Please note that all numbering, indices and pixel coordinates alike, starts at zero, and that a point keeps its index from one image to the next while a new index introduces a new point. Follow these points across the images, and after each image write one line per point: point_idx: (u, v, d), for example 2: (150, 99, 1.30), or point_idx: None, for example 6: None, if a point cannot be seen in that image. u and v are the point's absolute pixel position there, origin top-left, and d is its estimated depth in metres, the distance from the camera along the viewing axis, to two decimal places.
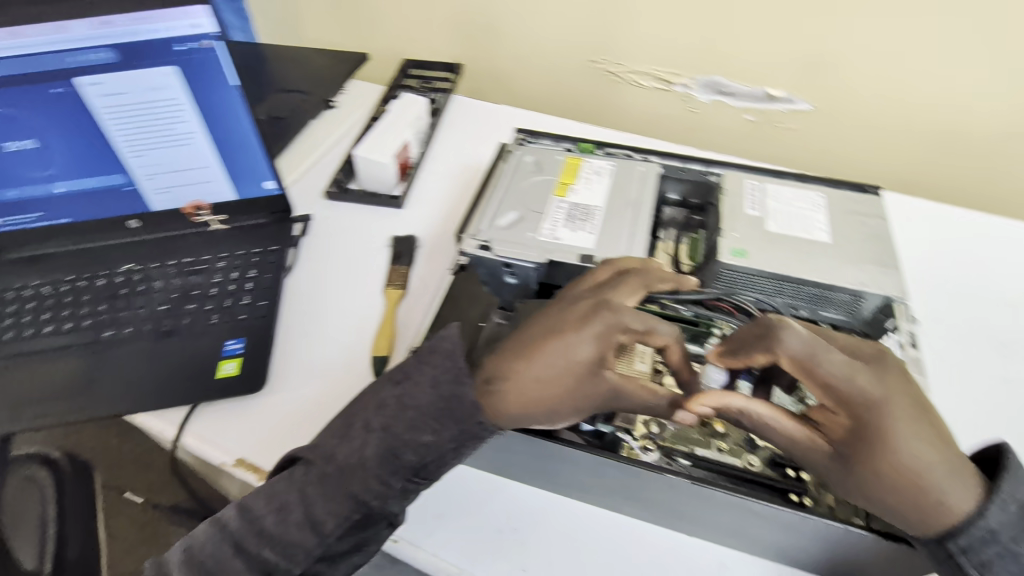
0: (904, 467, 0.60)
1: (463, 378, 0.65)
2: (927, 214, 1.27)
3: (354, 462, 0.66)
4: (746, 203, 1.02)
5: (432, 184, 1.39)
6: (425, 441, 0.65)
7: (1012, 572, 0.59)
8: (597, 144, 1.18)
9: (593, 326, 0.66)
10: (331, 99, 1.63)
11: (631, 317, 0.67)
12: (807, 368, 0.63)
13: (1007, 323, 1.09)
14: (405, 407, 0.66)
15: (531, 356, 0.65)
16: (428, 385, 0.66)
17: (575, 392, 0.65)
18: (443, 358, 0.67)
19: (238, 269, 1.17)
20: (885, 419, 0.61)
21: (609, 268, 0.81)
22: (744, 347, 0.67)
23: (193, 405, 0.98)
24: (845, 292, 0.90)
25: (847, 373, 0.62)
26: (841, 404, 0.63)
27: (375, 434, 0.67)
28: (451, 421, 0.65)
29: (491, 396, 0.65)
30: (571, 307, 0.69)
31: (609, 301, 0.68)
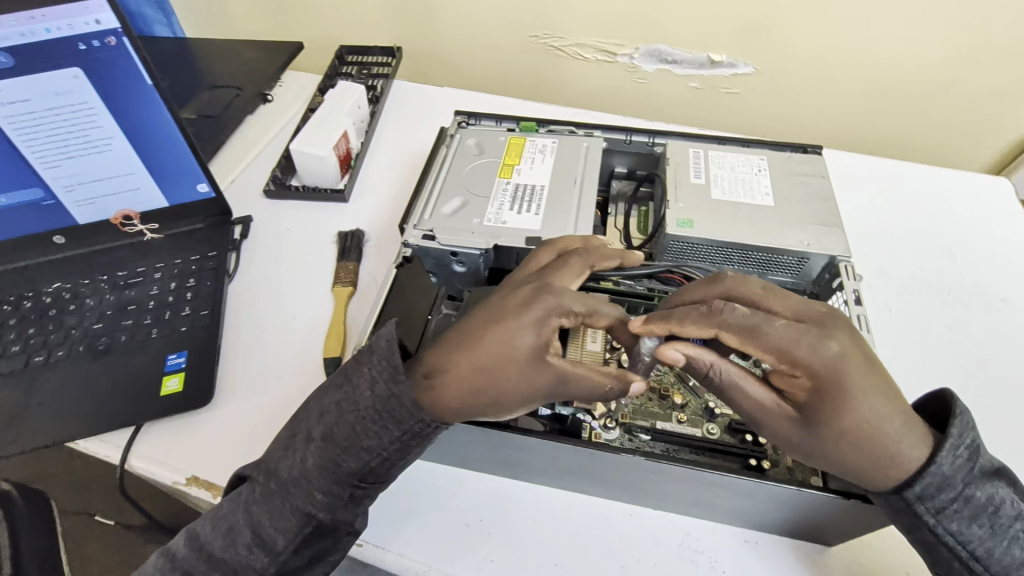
0: (860, 423, 0.59)
1: (400, 375, 0.63)
2: (870, 170, 1.29)
3: (297, 474, 0.64)
4: (691, 171, 1.02)
5: (377, 174, 1.35)
6: (368, 446, 0.63)
7: (965, 516, 0.59)
8: (539, 121, 1.15)
9: (534, 311, 0.64)
10: (265, 93, 1.54)
11: (574, 301, 0.65)
12: (751, 337, 0.61)
13: (948, 272, 1.12)
14: (345, 412, 0.64)
15: (471, 348, 0.64)
16: (367, 387, 0.64)
17: (519, 380, 0.63)
18: (379, 358, 0.64)
19: (176, 278, 1.12)
20: (838, 377, 0.59)
21: (551, 252, 0.80)
22: (682, 318, 0.65)
23: (136, 426, 0.93)
24: (791, 256, 0.91)
25: (793, 335, 0.60)
26: (796, 366, 0.60)
27: (316, 444, 0.64)
28: (394, 422, 0.63)
29: (433, 390, 0.63)
30: (510, 294, 0.67)
31: (552, 285, 0.67)
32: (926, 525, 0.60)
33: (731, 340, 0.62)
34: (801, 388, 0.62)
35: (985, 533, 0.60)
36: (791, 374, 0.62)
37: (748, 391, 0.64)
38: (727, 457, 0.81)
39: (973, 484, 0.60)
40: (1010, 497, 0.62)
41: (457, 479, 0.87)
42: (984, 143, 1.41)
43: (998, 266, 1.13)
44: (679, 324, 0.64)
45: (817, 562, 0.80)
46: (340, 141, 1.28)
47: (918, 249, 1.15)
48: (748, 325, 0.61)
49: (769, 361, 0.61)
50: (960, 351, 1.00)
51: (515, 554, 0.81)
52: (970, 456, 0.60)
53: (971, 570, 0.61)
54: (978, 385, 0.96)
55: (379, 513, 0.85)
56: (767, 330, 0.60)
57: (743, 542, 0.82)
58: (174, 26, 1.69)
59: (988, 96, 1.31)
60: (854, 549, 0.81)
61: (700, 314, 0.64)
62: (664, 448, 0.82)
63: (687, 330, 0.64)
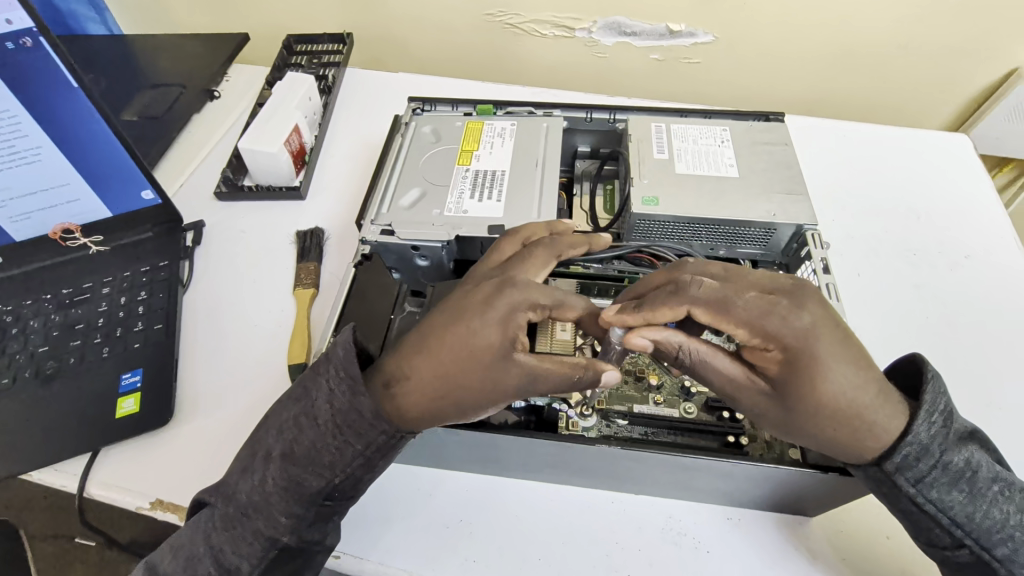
0: (835, 396, 0.57)
1: (359, 388, 0.61)
2: (833, 133, 1.28)
3: (258, 497, 0.63)
4: (654, 146, 0.99)
5: (333, 169, 1.29)
6: (329, 462, 0.63)
7: (944, 483, 0.59)
8: (496, 103, 1.11)
9: (496, 309, 0.62)
10: (212, 89, 1.45)
11: (540, 294, 0.64)
12: (722, 310, 0.59)
13: (914, 232, 1.12)
14: (303, 427, 0.63)
15: (432, 352, 0.62)
16: (325, 400, 0.62)
17: (485, 380, 0.62)
18: (336, 369, 0.62)
19: (125, 292, 1.06)
20: (810, 349, 0.57)
21: (513, 242, 0.77)
22: (650, 302, 0.62)
23: (92, 452, 0.88)
24: (758, 228, 0.90)
25: (762, 307, 0.59)
26: (768, 339, 0.59)
27: (275, 464, 0.63)
28: (355, 436, 0.62)
29: (397, 398, 0.62)
30: (472, 291, 0.65)
31: (515, 280, 0.64)
32: (905, 494, 0.60)
33: (702, 316, 0.61)
34: (773, 362, 0.60)
35: (965, 498, 0.59)
36: (764, 348, 0.60)
37: (718, 368, 0.62)
38: (705, 436, 0.80)
39: (951, 451, 0.59)
40: (986, 459, 0.61)
41: (435, 479, 0.85)
42: (943, 100, 1.41)
43: (962, 223, 1.13)
44: (649, 312, 0.62)
45: (798, 534, 0.80)
46: (291, 135, 1.22)
47: (883, 211, 1.15)
48: (717, 300, 0.60)
49: (742, 336, 0.60)
50: (928, 311, 1.01)
51: (497, 552, 0.79)
52: (945, 422, 0.60)
53: (952, 535, 0.61)
54: (945, 344, 0.97)
55: (356, 522, 0.82)
56: (737, 302, 0.59)
57: (726, 521, 0.81)
58: (108, 22, 1.59)
59: (946, 53, 1.30)
60: (833, 518, 0.82)
61: (668, 295, 0.62)
62: (642, 432, 0.81)
63: (658, 315, 0.62)
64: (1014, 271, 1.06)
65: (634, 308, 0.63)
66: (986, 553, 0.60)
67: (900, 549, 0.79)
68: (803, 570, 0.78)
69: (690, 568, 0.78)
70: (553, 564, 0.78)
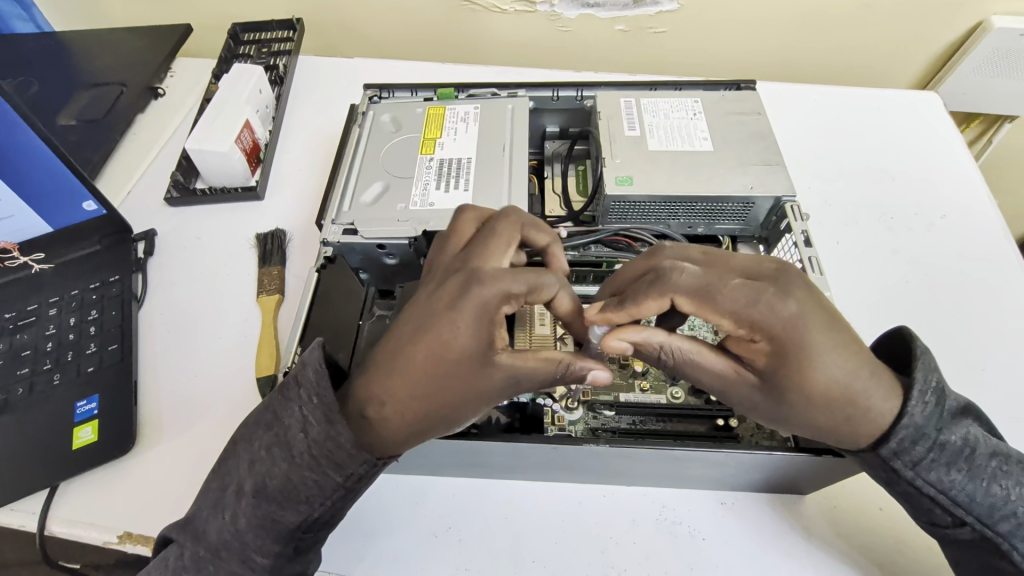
0: (827, 387, 0.57)
1: (334, 416, 0.57)
2: (805, 98, 1.25)
3: (231, 535, 0.60)
4: (624, 123, 0.95)
5: (291, 165, 1.22)
6: (306, 498, 0.59)
7: (942, 463, 0.60)
8: (457, 86, 1.05)
9: (466, 313, 0.58)
10: (155, 87, 1.35)
11: (513, 283, 0.59)
12: (708, 299, 0.58)
13: (891, 195, 1.10)
14: (277, 460, 0.59)
15: (406, 372, 0.58)
16: (299, 430, 0.58)
17: (468, 392, 0.59)
18: (307, 394, 0.58)
19: (75, 312, 0.99)
20: (800, 338, 0.57)
21: (473, 220, 0.70)
22: (634, 297, 0.60)
23: (51, 487, 0.83)
24: (736, 203, 0.87)
25: (748, 295, 0.57)
26: (755, 329, 0.58)
27: (247, 499, 0.59)
28: (334, 468, 0.58)
29: (375, 425, 0.58)
30: (438, 294, 0.60)
31: (480, 272, 0.60)
32: (904, 478, 0.61)
33: (686, 305, 0.59)
34: (761, 354, 0.60)
35: (965, 478, 0.60)
36: (750, 339, 0.59)
37: (706, 366, 0.60)
38: (693, 420, 0.78)
39: (945, 430, 0.60)
40: (981, 435, 0.62)
41: (420, 486, 0.83)
42: (913, 58, 1.39)
43: (937, 183, 1.12)
44: (635, 307, 0.60)
45: (792, 513, 0.80)
46: (243, 131, 1.14)
47: (859, 176, 1.13)
48: (700, 293, 0.58)
49: (728, 327, 0.59)
50: (909, 276, 1.00)
51: (489, 558, 0.77)
52: (939, 401, 0.60)
53: (954, 515, 0.61)
54: (927, 308, 0.96)
55: (342, 539, 0.79)
56: (723, 291, 0.58)
57: (720, 506, 0.80)
58: (35, 18, 1.47)
59: (914, 9, 1.27)
60: (825, 493, 0.81)
61: (652, 286, 0.60)
62: (630, 421, 0.78)
63: (644, 309, 0.60)
64: (991, 229, 1.05)
65: (619, 305, 0.62)
66: (989, 531, 0.61)
67: (894, 520, 0.79)
68: (799, 550, 0.77)
69: (686, 558, 0.77)
70: (548, 565, 0.77)
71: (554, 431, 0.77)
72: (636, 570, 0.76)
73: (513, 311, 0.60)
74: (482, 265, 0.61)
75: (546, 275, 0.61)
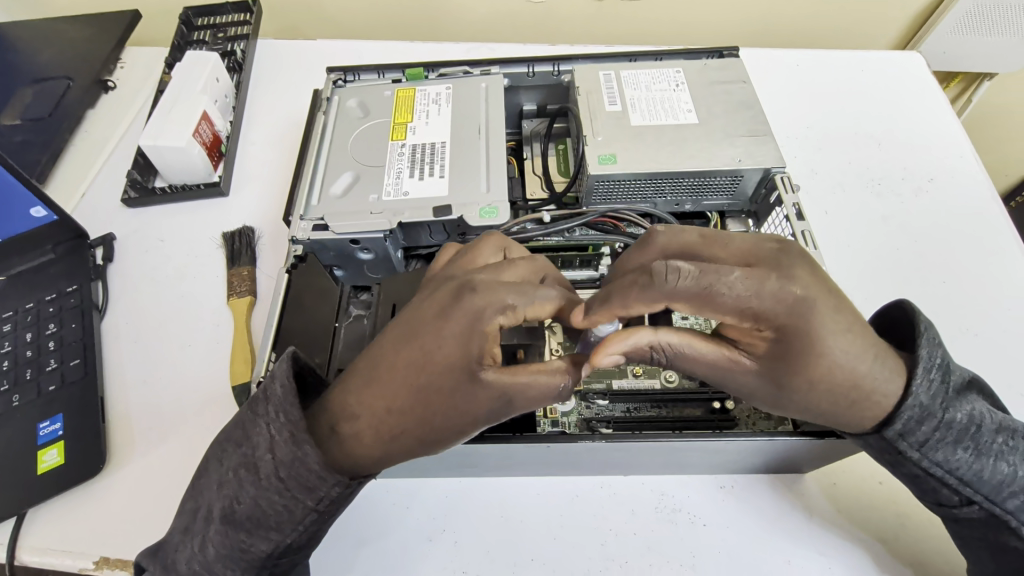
0: (832, 374, 0.55)
1: (300, 436, 0.53)
2: (788, 64, 1.21)
3: (201, 564, 0.57)
4: (605, 98, 0.90)
5: (255, 157, 1.15)
6: (276, 524, 0.56)
7: (949, 442, 0.58)
8: (427, 65, 0.99)
9: (453, 326, 0.54)
10: (104, 79, 1.26)
11: (510, 294, 0.55)
12: (709, 302, 0.52)
13: (879, 160, 1.08)
14: (244, 482, 0.55)
15: (382, 381, 0.56)
16: (266, 451, 0.54)
17: (450, 407, 0.55)
18: (275, 411, 0.54)
19: (32, 327, 0.94)
20: (807, 325, 0.53)
21: (494, 246, 0.65)
22: (623, 300, 0.54)
23: (17, 515, 0.79)
24: (723, 176, 0.84)
25: (751, 289, 0.52)
26: (759, 320, 0.54)
27: (216, 527, 0.56)
28: (304, 491, 0.54)
29: (347, 441, 0.56)
30: (427, 302, 0.57)
31: (474, 282, 0.56)
32: (911, 459, 0.59)
33: (685, 309, 0.53)
34: (762, 338, 0.56)
35: (971, 456, 0.59)
36: (751, 327, 0.56)
37: (700, 354, 0.57)
38: (689, 404, 0.75)
39: (951, 408, 0.58)
40: (986, 409, 0.61)
41: (410, 489, 0.80)
42: (896, 16, 1.35)
43: (925, 146, 1.09)
44: (624, 309, 0.54)
45: (792, 492, 0.79)
46: (201, 124, 1.06)
47: (845, 142, 1.10)
48: (700, 292, 0.52)
49: (730, 322, 0.54)
50: (899, 244, 0.98)
51: (485, 560, 0.75)
52: (943, 377, 0.58)
53: (961, 494, 0.61)
54: (918, 277, 0.95)
55: (331, 549, 0.76)
56: (724, 291, 0.52)
57: (719, 490, 0.79)
58: None
59: None
60: (825, 471, 0.80)
61: (645, 289, 0.52)
62: (624, 409, 0.75)
63: (636, 310, 0.53)
64: (979, 191, 1.03)
65: (603, 303, 0.55)
66: (998, 508, 0.60)
67: (894, 494, 0.78)
68: (801, 530, 0.76)
69: (688, 546, 0.75)
70: (546, 562, 0.74)
71: (547, 424, 0.75)
72: (638, 562, 0.74)
73: (509, 325, 0.55)
74: (480, 276, 0.57)
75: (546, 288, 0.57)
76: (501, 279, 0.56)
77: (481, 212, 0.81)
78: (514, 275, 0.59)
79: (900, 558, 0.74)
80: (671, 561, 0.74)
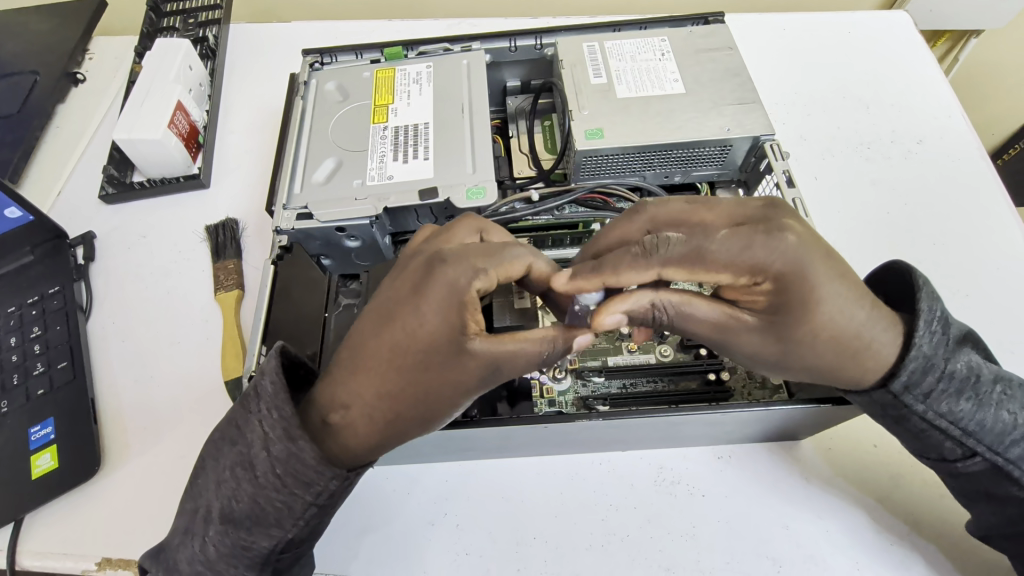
0: (827, 327, 0.55)
1: (295, 432, 0.53)
2: (774, 29, 1.19)
3: (202, 564, 0.57)
4: (589, 70, 0.88)
5: (235, 148, 1.12)
6: (276, 520, 0.56)
7: (951, 393, 0.59)
8: (405, 43, 0.95)
9: (430, 298, 0.54)
10: (72, 72, 1.21)
11: (481, 258, 0.55)
12: (696, 262, 0.54)
13: (868, 123, 1.07)
14: (241, 481, 0.55)
15: (368, 368, 0.56)
16: (261, 449, 0.54)
17: (441, 385, 0.55)
18: (267, 408, 0.54)
19: (16, 332, 0.92)
20: (803, 275, 0.54)
21: (470, 228, 0.64)
22: (616, 266, 0.55)
23: (15, 521, 0.79)
24: (712, 146, 0.82)
25: (739, 244, 0.54)
26: (755, 272, 0.54)
27: (216, 526, 0.56)
28: (302, 487, 0.54)
29: (340, 431, 0.56)
30: (401, 281, 0.57)
31: (444, 253, 0.56)
32: (915, 413, 0.60)
33: (676, 274, 0.55)
34: (762, 294, 0.57)
35: (973, 407, 0.60)
36: (751, 283, 0.56)
37: (699, 316, 0.58)
38: (685, 376, 0.75)
39: (952, 358, 0.59)
40: (983, 360, 0.62)
41: (411, 475, 0.80)
42: None
43: (914, 105, 1.08)
44: (613, 275, 0.55)
45: (789, 458, 0.79)
46: (176, 114, 1.03)
47: (833, 107, 1.09)
48: (691, 245, 0.54)
49: (726, 278, 0.55)
50: (890, 207, 0.98)
51: (488, 541, 0.75)
52: (944, 329, 0.58)
53: (965, 445, 0.61)
54: (909, 240, 0.94)
55: (333, 539, 0.76)
56: (710, 246, 0.54)
57: (717, 461, 0.79)
58: None
59: None
60: (821, 436, 0.81)
61: (636, 258, 0.54)
62: (621, 384, 0.75)
63: (624, 278, 0.55)
64: (968, 150, 1.03)
65: (591, 270, 0.56)
66: (1000, 458, 0.61)
67: (890, 456, 0.79)
68: (799, 495, 0.77)
69: (688, 516, 0.76)
70: (549, 540, 0.75)
71: (543, 404, 0.75)
72: (639, 535, 0.75)
73: (487, 286, 0.55)
74: (449, 247, 0.57)
75: (515, 247, 0.58)
76: (472, 247, 0.56)
77: (468, 194, 0.79)
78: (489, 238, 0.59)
79: (897, 516, 0.75)
80: (672, 533, 0.75)
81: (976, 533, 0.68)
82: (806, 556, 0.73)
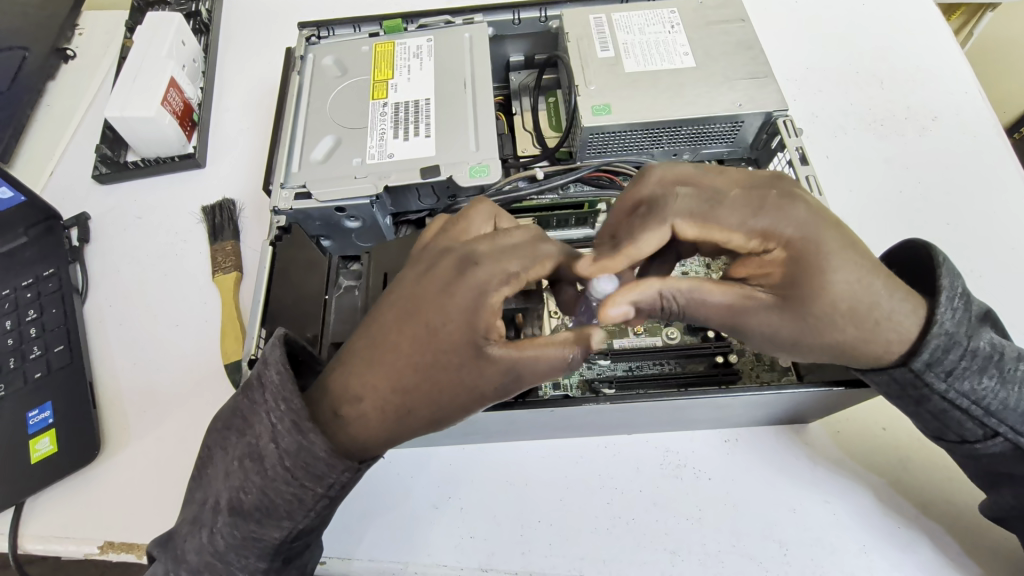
0: (859, 303, 0.54)
1: (305, 425, 0.51)
2: (784, 3, 1.15)
3: (212, 555, 0.56)
4: (596, 43, 0.85)
5: (229, 126, 1.09)
6: (287, 512, 0.55)
7: (973, 371, 0.58)
8: (405, 15, 0.91)
9: (460, 299, 0.54)
10: (62, 47, 1.17)
11: (512, 263, 0.55)
12: (709, 220, 0.55)
13: (882, 100, 1.03)
14: (250, 473, 0.54)
15: (383, 361, 0.54)
16: (270, 441, 0.53)
17: (459, 386, 0.54)
18: (273, 399, 0.52)
19: (10, 316, 0.90)
20: (815, 243, 0.54)
21: (485, 215, 0.62)
22: (630, 234, 0.57)
23: (15, 505, 0.78)
24: (724, 122, 0.80)
25: (751, 206, 0.55)
26: (768, 238, 0.55)
27: (224, 518, 0.55)
28: (313, 480, 0.53)
29: (350, 425, 0.54)
30: (428, 277, 0.56)
31: (475, 253, 0.56)
32: (937, 392, 0.58)
33: (689, 231, 0.56)
34: (775, 265, 0.56)
35: (996, 385, 0.59)
36: (763, 251, 0.56)
37: (707, 300, 0.55)
38: (692, 359, 0.73)
39: (975, 336, 0.57)
40: (1004, 341, 0.61)
41: (414, 460, 0.79)
42: None
43: (929, 80, 1.05)
44: (632, 245, 0.56)
45: (796, 440, 0.78)
46: (170, 91, 0.99)
47: (846, 83, 1.05)
48: (704, 204, 0.56)
49: (739, 242, 0.56)
50: (903, 186, 0.95)
51: (491, 524, 0.74)
52: (966, 306, 0.57)
53: (986, 426, 0.60)
54: (922, 220, 0.92)
55: (336, 523, 0.75)
56: (721, 207, 0.56)
57: (725, 444, 0.78)
58: None
59: None
60: (831, 418, 0.80)
61: (648, 221, 0.56)
62: (626, 367, 0.74)
63: (642, 244, 0.56)
64: (984, 126, 1.00)
65: (612, 249, 0.58)
66: (1022, 439, 0.60)
67: (899, 438, 0.78)
68: (807, 478, 0.76)
69: (694, 500, 0.75)
70: (554, 523, 0.74)
71: (549, 388, 0.73)
72: (644, 518, 0.74)
73: (513, 293, 0.55)
74: (480, 245, 0.56)
75: (544, 247, 0.57)
76: (500, 248, 0.56)
77: (472, 171, 0.76)
78: (516, 236, 0.58)
79: (908, 498, 0.74)
80: (677, 516, 0.74)
81: (988, 514, 0.68)
82: (814, 539, 0.72)
